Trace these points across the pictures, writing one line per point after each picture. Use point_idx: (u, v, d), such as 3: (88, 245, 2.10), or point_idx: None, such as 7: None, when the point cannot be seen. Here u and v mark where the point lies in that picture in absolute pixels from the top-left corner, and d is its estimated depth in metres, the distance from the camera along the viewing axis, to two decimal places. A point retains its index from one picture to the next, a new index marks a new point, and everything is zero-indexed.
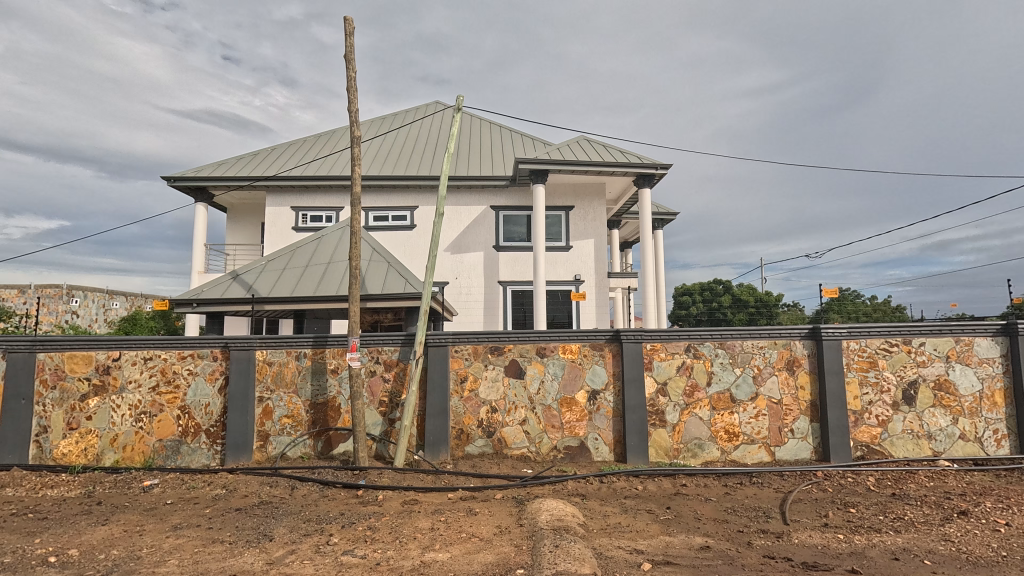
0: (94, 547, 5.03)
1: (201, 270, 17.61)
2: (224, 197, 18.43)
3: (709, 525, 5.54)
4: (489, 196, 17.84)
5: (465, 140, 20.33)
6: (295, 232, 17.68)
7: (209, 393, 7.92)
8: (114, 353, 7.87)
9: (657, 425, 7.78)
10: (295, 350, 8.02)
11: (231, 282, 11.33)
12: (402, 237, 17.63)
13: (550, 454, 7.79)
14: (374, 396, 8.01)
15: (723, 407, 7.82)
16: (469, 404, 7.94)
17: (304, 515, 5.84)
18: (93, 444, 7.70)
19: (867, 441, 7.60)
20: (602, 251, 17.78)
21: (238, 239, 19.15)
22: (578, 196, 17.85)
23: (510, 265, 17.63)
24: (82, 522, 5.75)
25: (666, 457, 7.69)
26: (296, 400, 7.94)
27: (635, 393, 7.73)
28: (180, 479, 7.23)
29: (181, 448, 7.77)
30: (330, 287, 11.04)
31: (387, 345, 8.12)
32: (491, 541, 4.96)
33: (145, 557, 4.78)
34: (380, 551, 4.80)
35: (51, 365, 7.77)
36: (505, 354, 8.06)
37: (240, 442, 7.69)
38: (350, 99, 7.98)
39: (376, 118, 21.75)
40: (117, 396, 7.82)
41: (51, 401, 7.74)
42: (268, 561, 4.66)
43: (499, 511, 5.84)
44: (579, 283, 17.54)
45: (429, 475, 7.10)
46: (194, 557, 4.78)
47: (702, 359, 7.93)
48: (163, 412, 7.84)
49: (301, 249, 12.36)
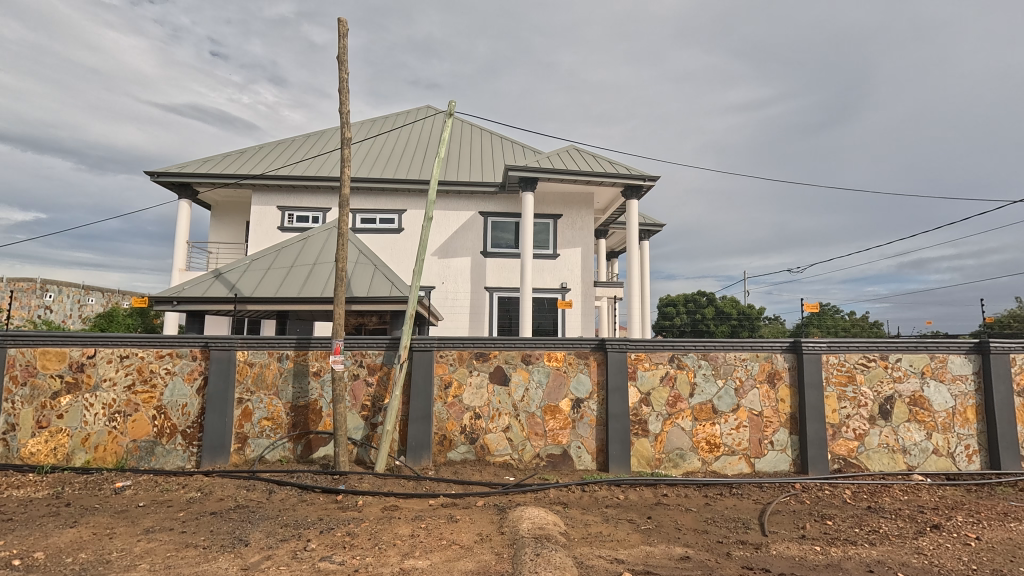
0: (61, 550, 4.87)
1: (183, 268, 17.31)
2: (210, 194, 18.16)
3: (689, 535, 5.57)
4: (478, 202, 17.87)
5: (456, 145, 20.41)
6: (280, 232, 17.48)
7: (187, 393, 7.77)
8: (89, 350, 7.67)
9: (639, 435, 7.82)
10: (277, 351, 7.92)
11: (214, 280, 11.14)
12: (389, 240, 17.53)
13: (533, 461, 7.77)
14: (357, 400, 7.92)
15: (704, 418, 7.89)
16: (453, 410, 7.90)
17: (282, 519, 5.74)
18: (63, 444, 7.48)
19: (844, 455, 7.71)
20: (588, 259, 17.87)
21: (221, 238, 18.87)
22: (566, 204, 17.97)
23: (497, 271, 17.63)
24: (49, 524, 5.58)
25: (647, 467, 7.72)
26: (277, 403, 7.82)
27: (618, 401, 7.76)
28: (154, 482, 7.04)
29: (156, 449, 7.59)
30: (315, 288, 10.94)
31: (370, 349, 8.04)
32: (472, 549, 4.92)
33: (115, 561, 4.64)
34: (359, 557, 4.73)
35: (23, 361, 7.56)
36: (490, 360, 8.04)
37: (217, 444, 7.54)
38: (343, 99, 7.94)
39: (367, 120, 21.73)
40: (90, 394, 7.61)
41: (21, 398, 7.51)
42: (244, 566, 4.57)
43: (481, 519, 5.79)
44: (565, 291, 17.58)
45: (411, 480, 7.03)
46: (166, 561, 4.66)
47: (685, 370, 8.00)
48: (138, 412, 7.65)
49: (287, 249, 12.22)
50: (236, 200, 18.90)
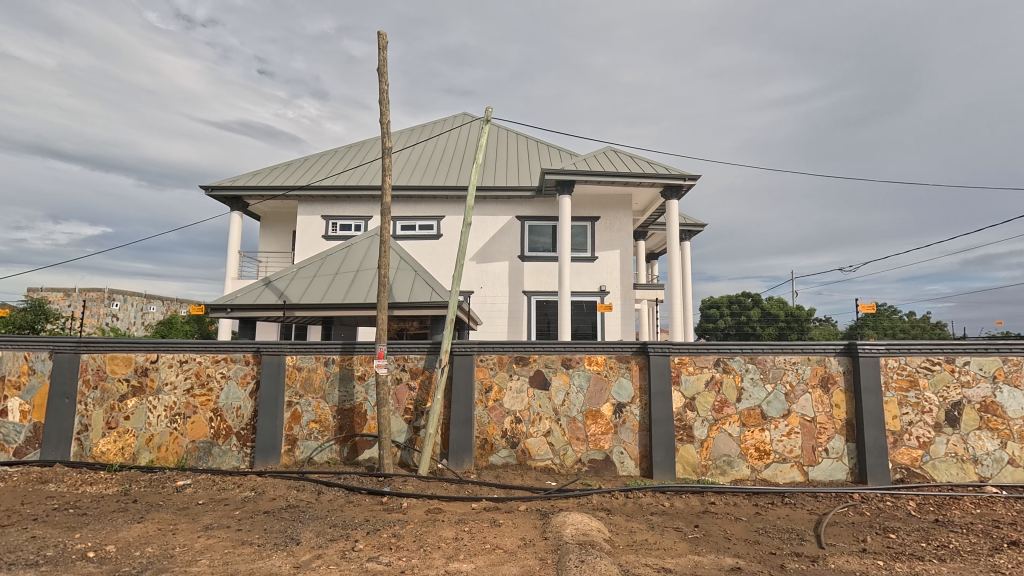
0: (130, 544, 5.18)
1: (235, 277, 18.16)
2: (259, 205, 18.97)
3: (740, 546, 5.38)
4: (515, 207, 17.94)
5: (492, 151, 20.57)
6: (324, 240, 18.08)
7: (240, 396, 8.12)
8: (152, 355, 8.14)
9: (684, 441, 7.62)
10: (323, 356, 8.18)
11: (264, 288, 11.63)
12: (428, 246, 17.85)
13: (575, 466, 7.70)
14: (400, 404, 8.08)
15: (753, 424, 7.61)
16: (493, 414, 7.93)
17: (330, 520, 5.91)
18: (130, 444, 7.96)
19: (907, 464, 7.27)
20: (627, 262, 17.62)
21: (270, 247, 19.69)
22: (603, 207, 17.79)
23: (535, 275, 17.63)
24: (119, 519, 5.94)
25: (693, 474, 7.51)
26: (324, 406, 8.07)
27: (662, 406, 7.59)
28: (211, 481, 7.39)
29: (213, 450, 7.97)
30: (358, 294, 11.24)
31: (412, 353, 8.18)
32: (515, 554, 4.91)
33: (179, 556, 4.90)
34: (405, 559, 4.80)
35: (94, 366, 8.10)
36: (530, 364, 8.03)
37: (269, 445, 7.84)
38: (383, 110, 8.15)
39: (405, 129, 22.21)
40: (153, 397, 8.07)
41: (92, 400, 8.04)
42: (296, 565, 4.72)
43: (524, 524, 5.78)
44: (604, 294, 17.41)
45: (454, 484, 7.10)
46: (224, 557, 4.88)
47: (732, 374, 7.75)
48: (196, 415, 8.05)
49: (331, 257, 12.62)
50: (283, 210, 19.68)
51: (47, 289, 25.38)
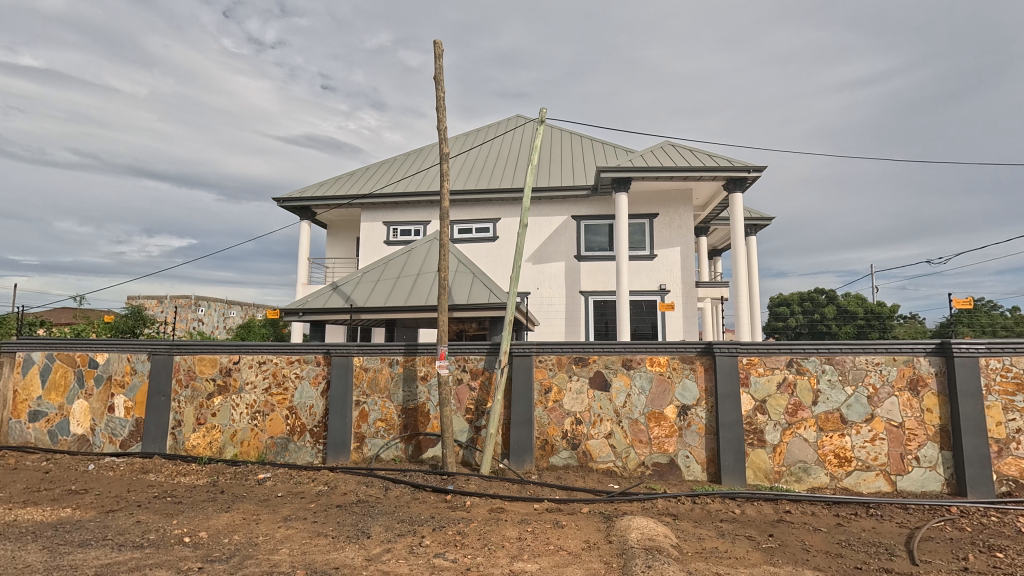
0: (219, 531, 5.60)
1: (305, 282, 19.22)
2: (326, 214, 19.97)
3: (820, 558, 5.05)
4: (571, 206, 17.82)
5: (547, 151, 20.55)
6: (386, 245, 18.76)
7: (313, 395, 8.57)
8: (234, 357, 8.76)
9: (755, 445, 7.26)
10: (388, 357, 8.48)
11: (332, 292, 12.22)
12: (485, 249, 18.09)
13: (638, 470, 7.54)
14: (461, 404, 8.23)
15: (832, 429, 7.13)
16: (553, 415, 7.91)
17: (398, 515, 6.11)
18: (217, 438, 8.61)
19: (1015, 476, 6.55)
20: (688, 259, 17.03)
21: (336, 253, 20.69)
22: (662, 203, 17.30)
23: (592, 275, 17.44)
24: (209, 508, 6.44)
25: (766, 480, 7.15)
26: (389, 405, 8.37)
27: (730, 409, 7.28)
28: (288, 474, 7.85)
29: (289, 445, 8.47)
30: (420, 297, 11.57)
31: (472, 354, 8.31)
32: (579, 556, 4.87)
33: (262, 544, 5.24)
34: (470, 556, 4.88)
35: (185, 366, 8.83)
36: (590, 365, 7.94)
37: (339, 442, 8.22)
38: (440, 116, 8.35)
39: (461, 135, 22.64)
40: (236, 396, 8.69)
41: (184, 398, 8.77)
42: (367, 557, 4.92)
43: (587, 526, 5.72)
44: (664, 293, 16.94)
45: (515, 484, 7.14)
46: (302, 547, 5.17)
47: (806, 376, 7.30)
48: (274, 412, 8.58)
49: (393, 261, 13.08)
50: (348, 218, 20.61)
51: (144, 297, 28.00)
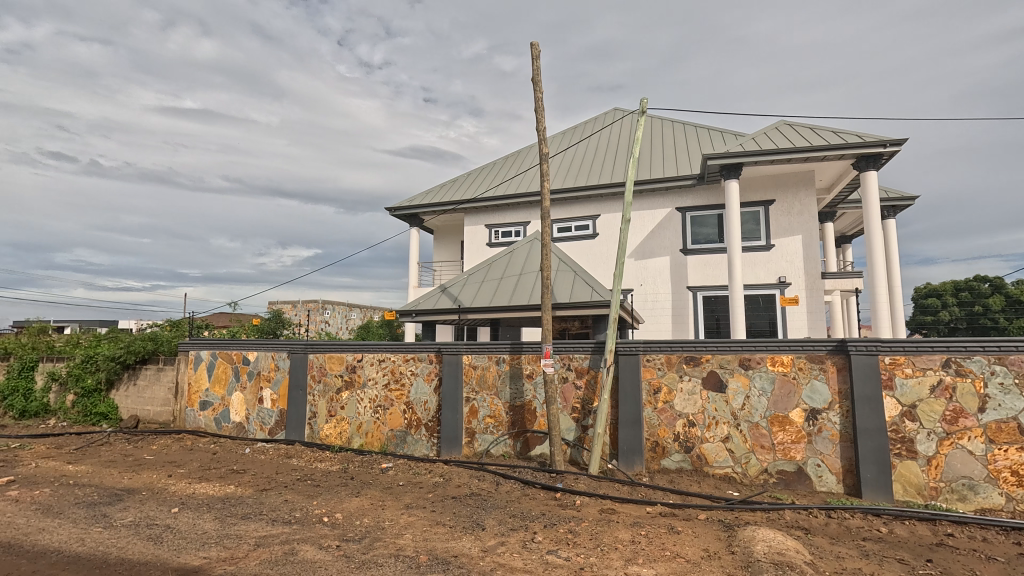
0: (352, 514, 6.16)
1: (416, 285, 20.46)
2: (432, 220, 21.06)
3: None
4: (675, 198, 17.03)
5: (647, 142, 19.85)
6: (488, 247, 19.34)
7: (427, 391, 9.10)
8: (358, 355, 9.58)
9: (904, 457, 6.39)
10: (495, 355, 8.74)
11: (440, 294, 12.87)
12: (585, 246, 17.93)
13: (760, 477, 6.99)
14: (567, 402, 8.23)
15: (1007, 441, 6.04)
16: (663, 416, 7.62)
17: (510, 510, 6.27)
18: (346, 429, 9.48)
19: None
20: (812, 248, 15.44)
21: (443, 257, 21.75)
22: (779, 188, 15.89)
23: (700, 269, 16.50)
24: (343, 492, 7.11)
25: (918, 497, 6.26)
26: (497, 402, 8.62)
27: (870, 414, 6.48)
28: (408, 465, 8.41)
29: (407, 438, 9.07)
30: (522, 297, 11.77)
31: (577, 353, 8.27)
32: (699, 565, 4.64)
33: (388, 528, 5.68)
34: (583, 556, 4.87)
35: (318, 363, 9.83)
36: (703, 364, 7.53)
37: (452, 436, 8.63)
38: (538, 117, 8.43)
39: (558, 134, 22.65)
40: (361, 390, 9.49)
41: (318, 392, 9.77)
42: (483, 548, 5.12)
43: (706, 534, 5.42)
44: (784, 286, 15.52)
45: (625, 485, 6.99)
46: (424, 534, 5.52)
47: (970, 378, 6.26)
48: (393, 406, 9.25)
49: (496, 262, 13.46)
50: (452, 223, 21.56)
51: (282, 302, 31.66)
